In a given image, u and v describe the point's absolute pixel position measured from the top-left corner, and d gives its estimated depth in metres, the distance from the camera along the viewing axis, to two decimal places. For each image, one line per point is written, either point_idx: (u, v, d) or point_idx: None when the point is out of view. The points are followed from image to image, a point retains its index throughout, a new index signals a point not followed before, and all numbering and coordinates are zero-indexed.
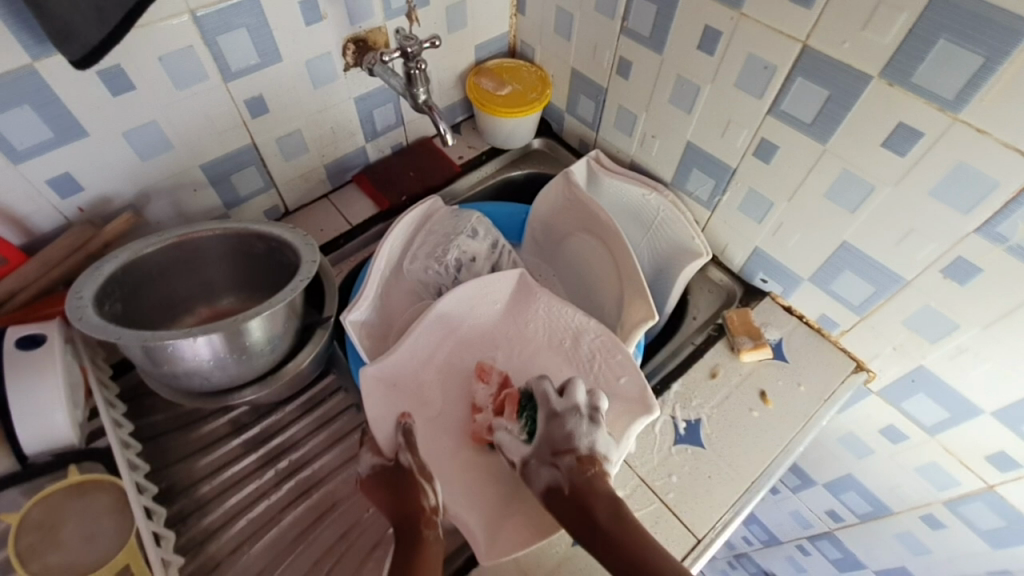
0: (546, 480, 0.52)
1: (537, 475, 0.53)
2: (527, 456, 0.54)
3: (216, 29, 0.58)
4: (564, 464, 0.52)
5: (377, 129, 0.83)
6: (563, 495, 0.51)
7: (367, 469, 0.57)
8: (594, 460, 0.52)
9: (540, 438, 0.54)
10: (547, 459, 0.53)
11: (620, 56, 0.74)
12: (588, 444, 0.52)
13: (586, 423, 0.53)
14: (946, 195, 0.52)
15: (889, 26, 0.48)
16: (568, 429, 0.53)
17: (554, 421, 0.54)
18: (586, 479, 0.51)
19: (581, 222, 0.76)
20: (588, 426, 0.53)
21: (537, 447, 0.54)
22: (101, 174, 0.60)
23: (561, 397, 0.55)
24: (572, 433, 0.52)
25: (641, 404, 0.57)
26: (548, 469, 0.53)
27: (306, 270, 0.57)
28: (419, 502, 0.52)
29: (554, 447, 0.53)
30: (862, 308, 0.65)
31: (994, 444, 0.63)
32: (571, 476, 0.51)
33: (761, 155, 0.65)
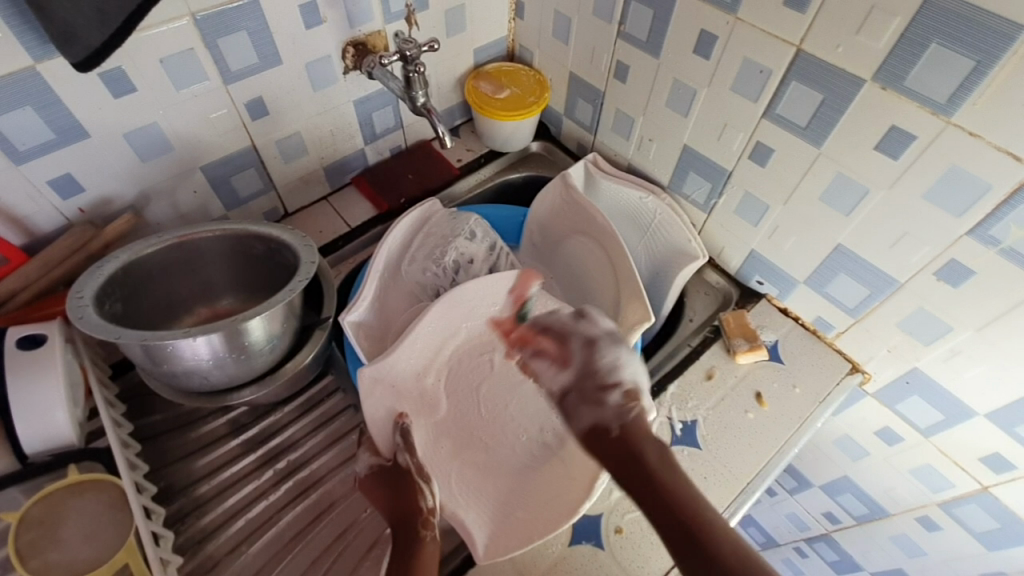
0: (592, 420, 0.53)
1: (579, 412, 0.54)
2: (566, 388, 0.56)
3: (217, 33, 0.59)
4: (610, 397, 0.54)
5: (377, 131, 0.84)
6: (611, 435, 0.51)
7: (365, 469, 0.59)
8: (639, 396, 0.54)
9: (580, 371, 0.55)
10: (594, 393, 0.54)
11: (618, 60, 0.75)
12: (628, 374, 0.55)
13: (614, 353, 0.56)
14: (939, 197, 0.52)
15: (881, 31, 0.49)
16: (611, 359, 0.56)
17: (591, 347, 0.56)
18: (633, 417, 0.52)
19: (579, 224, 0.76)
20: (619, 354, 0.56)
21: (578, 380, 0.56)
22: (102, 175, 0.61)
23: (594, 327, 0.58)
24: (617, 367, 0.55)
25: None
26: (590, 408, 0.53)
27: (306, 270, 0.57)
28: (418, 503, 0.53)
29: (601, 380, 0.55)
30: (857, 311, 0.65)
31: (988, 445, 0.64)
32: (618, 415, 0.52)
33: (757, 158, 0.65)
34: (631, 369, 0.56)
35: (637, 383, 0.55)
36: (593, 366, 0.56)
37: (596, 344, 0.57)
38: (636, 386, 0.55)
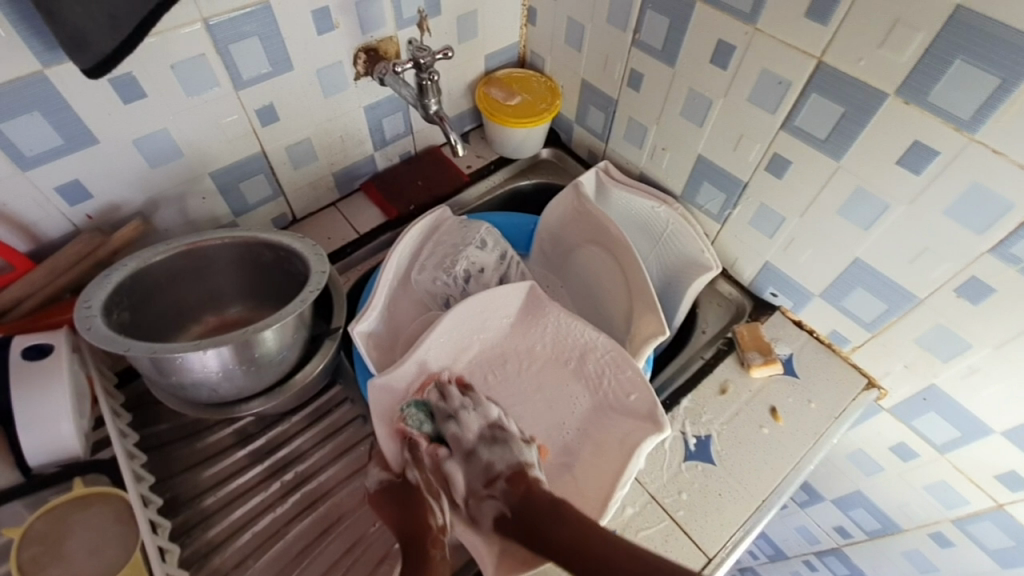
0: (493, 512, 0.51)
1: (482, 512, 0.52)
2: (465, 496, 0.53)
3: (228, 39, 0.58)
4: (499, 490, 0.52)
5: (386, 138, 0.83)
6: (512, 522, 0.49)
7: (375, 484, 0.58)
8: (523, 473, 0.52)
9: (466, 475, 0.54)
10: (484, 492, 0.52)
11: (632, 69, 0.74)
12: (508, 463, 0.53)
13: (494, 447, 0.55)
14: (960, 214, 0.52)
15: (906, 45, 0.48)
16: (483, 460, 0.54)
17: (471, 458, 0.55)
18: (521, 496, 0.50)
19: (590, 234, 0.75)
20: (498, 449, 0.55)
21: (469, 482, 0.54)
22: (110, 181, 0.60)
23: (467, 433, 0.56)
24: (490, 463, 0.54)
25: (652, 423, 0.56)
26: (489, 501, 0.52)
27: (316, 281, 0.56)
28: (428, 520, 0.52)
29: (485, 476, 0.53)
30: (874, 326, 0.65)
31: (1004, 464, 0.63)
32: (510, 500, 0.51)
33: (774, 170, 0.64)
34: (504, 454, 0.54)
35: (519, 462, 0.53)
36: (478, 474, 0.53)
37: (478, 452, 0.55)
38: (516, 463, 0.53)
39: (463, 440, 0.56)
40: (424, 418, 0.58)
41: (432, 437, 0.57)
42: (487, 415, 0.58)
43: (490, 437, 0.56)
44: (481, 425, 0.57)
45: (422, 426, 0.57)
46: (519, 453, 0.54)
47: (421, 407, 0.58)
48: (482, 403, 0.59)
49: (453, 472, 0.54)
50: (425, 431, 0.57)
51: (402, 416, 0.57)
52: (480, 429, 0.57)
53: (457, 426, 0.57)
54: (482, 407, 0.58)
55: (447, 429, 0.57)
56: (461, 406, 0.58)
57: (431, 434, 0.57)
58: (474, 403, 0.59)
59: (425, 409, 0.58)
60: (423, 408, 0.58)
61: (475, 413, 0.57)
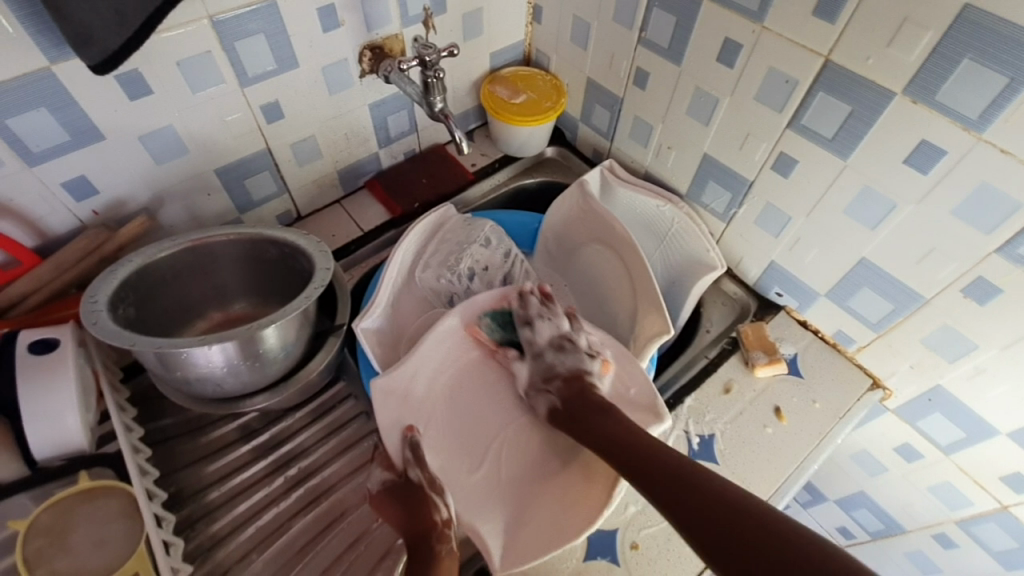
0: (546, 405, 0.58)
1: (537, 402, 0.59)
2: (525, 387, 0.61)
3: (234, 36, 0.58)
4: (555, 387, 0.58)
5: (391, 135, 0.83)
6: (560, 412, 0.56)
7: (377, 485, 0.58)
8: (579, 377, 0.58)
9: (529, 371, 0.61)
10: (541, 386, 0.59)
11: (637, 67, 0.74)
12: (570, 367, 0.59)
13: (560, 353, 0.60)
14: (968, 214, 0.51)
15: (914, 44, 0.48)
16: (547, 361, 0.60)
17: (538, 359, 0.60)
18: (574, 394, 0.56)
19: (594, 232, 0.75)
20: (564, 355, 0.60)
21: (531, 376, 0.60)
22: (117, 177, 0.60)
23: (537, 338, 0.61)
24: (552, 364, 0.60)
25: (652, 414, 0.56)
26: (543, 395, 0.59)
27: (321, 277, 0.57)
28: (432, 516, 0.53)
29: (545, 374, 0.59)
30: (880, 326, 0.64)
31: (1010, 466, 0.63)
32: (562, 394, 0.57)
33: (780, 169, 0.64)
34: (567, 360, 0.59)
35: (579, 368, 0.59)
36: (540, 370, 0.60)
37: (545, 356, 0.60)
38: (576, 368, 0.59)
39: (534, 344, 0.61)
40: (495, 326, 0.64)
41: (502, 342, 0.64)
42: (559, 327, 0.61)
43: (559, 345, 0.60)
44: (552, 334, 0.61)
45: (495, 332, 0.64)
46: (582, 361, 0.59)
47: (497, 317, 0.64)
48: (558, 314, 0.62)
49: (517, 370, 0.62)
50: (497, 337, 0.64)
51: (477, 322, 0.64)
52: (550, 337, 0.61)
53: (531, 332, 0.61)
54: (557, 318, 0.62)
55: (522, 334, 0.62)
56: (539, 315, 0.62)
57: (503, 338, 0.64)
58: (549, 314, 0.62)
59: (501, 318, 0.64)
60: (499, 318, 0.64)
61: (549, 323, 0.61)
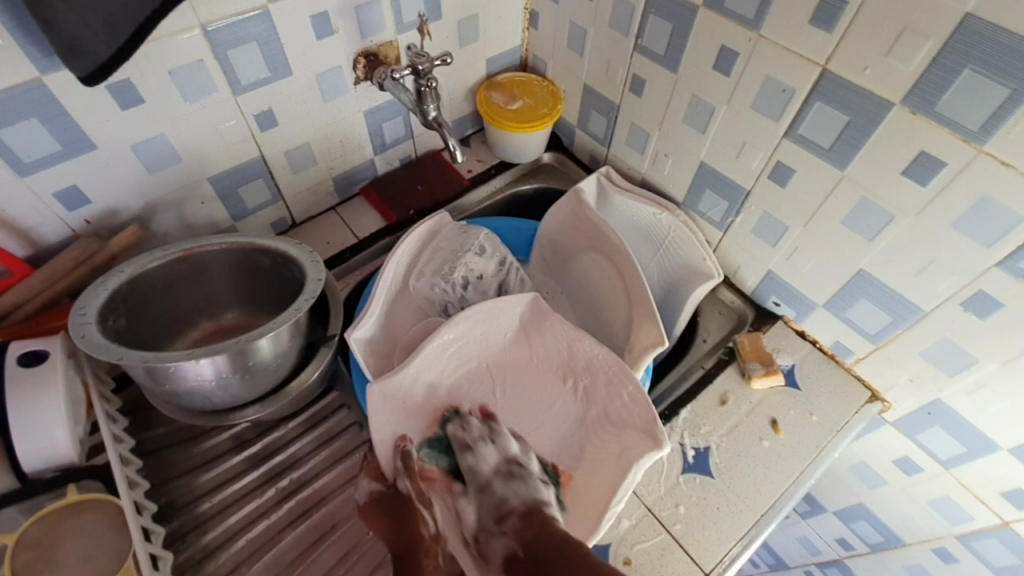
0: (502, 549, 0.49)
1: (491, 548, 0.49)
2: (476, 533, 0.52)
3: (227, 44, 0.58)
4: (511, 527, 0.50)
5: (386, 142, 0.83)
6: (518, 559, 0.46)
7: (365, 496, 0.58)
8: (537, 510, 0.51)
9: (478, 511, 0.53)
10: (495, 529, 0.51)
11: (634, 74, 0.73)
12: (523, 501, 0.53)
13: (509, 483, 0.54)
14: (970, 226, 0.50)
15: (913, 54, 0.47)
16: (498, 494, 0.54)
17: (485, 492, 0.54)
18: (533, 533, 0.48)
19: (590, 241, 0.74)
20: (514, 485, 0.54)
21: (481, 520, 0.52)
22: (109, 186, 0.60)
23: (483, 467, 0.56)
24: (503, 499, 0.53)
25: (649, 439, 0.56)
26: (498, 538, 0.50)
27: (312, 289, 0.56)
28: (419, 530, 0.52)
29: (497, 513, 0.52)
30: (879, 338, 0.63)
31: (1012, 482, 0.62)
32: (520, 534, 0.49)
33: (777, 178, 0.63)
34: (519, 489, 0.54)
35: (533, 499, 0.53)
36: (490, 508, 0.53)
37: (491, 487, 0.54)
38: (531, 499, 0.53)
39: (479, 472, 0.56)
40: (435, 454, 0.59)
41: (448, 472, 0.58)
42: (505, 450, 0.58)
43: (508, 471, 0.56)
44: (498, 460, 0.57)
45: (439, 461, 0.59)
46: (535, 490, 0.54)
47: (433, 443, 0.60)
48: (500, 436, 0.60)
49: (463, 508, 0.54)
50: (441, 466, 0.58)
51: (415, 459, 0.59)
52: (497, 462, 0.57)
53: (474, 458, 0.57)
54: (500, 440, 0.59)
55: (464, 461, 0.57)
56: (480, 437, 0.59)
57: (449, 468, 0.58)
58: (492, 436, 0.60)
59: (439, 445, 0.60)
60: (437, 442, 0.60)
61: (493, 446, 0.58)
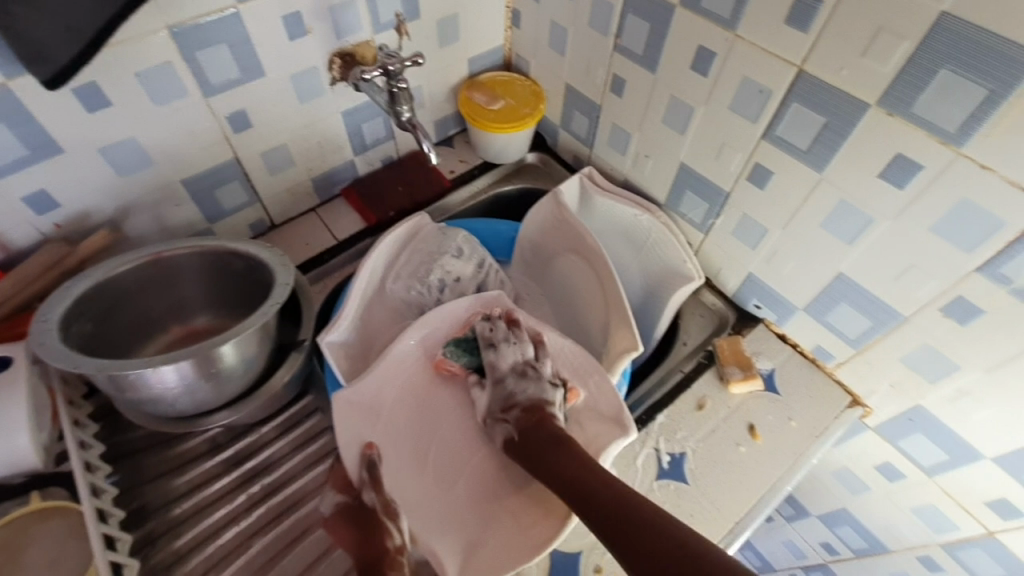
0: (501, 433, 0.55)
1: (494, 432, 0.56)
2: (484, 416, 0.58)
3: (196, 45, 0.57)
4: (513, 416, 0.55)
5: (366, 142, 0.82)
6: (513, 443, 0.53)
7: (330, 508, 0.57)
8: (539, 407, 0.54)
9: (489, 400, 0.58)
10: (498, 416, 0.56)
11: (614, 73, 0.72)
12: (529, 397, 0.56)
13: (520, 380, 0.57)
14: (949, 230, 0.49)
15: (888, 54, 0.46)
16: (508, 388, 0.57)
17: (498, 386, 0.58)
18: (530, 424, 0.53)
19: (568, 243, 0.74)
20: (524, 382, 0.57)
21: (489, 405, 0.58)
22: (79, 189, 0.60)
23: (501, 364, 0.59)
24: (512, 393, 0.57)
25: (618, 427, 0.55)
26: (499, 425, 0.56)
27: (279, 293, 0.55)
28: (385, 542, 0.53)
29: (503, 403, 0.56)
30: (859, 343, 0.62)
31: (996, 491, 0.61)
32: (518, 424, 0.54)
33: (756, 180, 0.62)
34: (528, 387, 0.56)
35: (539, 398, 0.55)
36: (499, 398, 0.57)
37: (505, 382, 0.58)
38: (536, 398, 0.55)
39: (497, 368, 0.59)
40: (461, 352, 0.63)
41: (469, 368, 0.63)
42: (525, 352, 0.60)
43: (522, 371, 0.58)
44: (516, 360, 0.59)
45: (461, 358, 0.63)
46: (543, 391, 0.56)
47: (461, 344, 0.64)
48: (522, 338, 0.61)
49: (477, 397, 0.60)
50: (465, 363, 0.63)
51: (442, 354, 0.64)
52: (516, 362, 0.59)
53: (494, 355, 0.60)
54: (522, 343, 0.60)
55: (485, 357, 0.60)
56: (504, 338, 0.61)
57: (470, 364, 0.63)
58: (515, 339, 0.61)
59: (466, 345, 0.64)
60: (464, 344, 0.64)
61: (513, 347, 0.59)
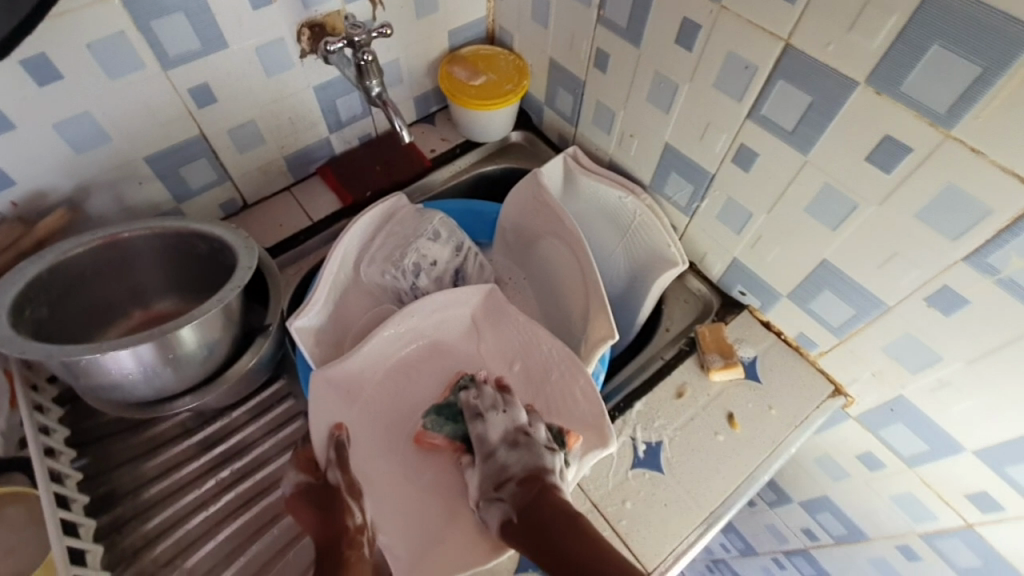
0: (497, 517, 0.48)
1: (488, 515, 0.49)
2: (477, 499, 0.51)
3: (150, 14, 0.54)
4: (508, 492, 0.49)
5: (342, 119, 0.79)
6: (514, 524, 0.46)
7: (292, 488, 0.55)
8: (537, 475, 0.48)
9: (480, 479, 0.52)
10: (493, 495, 0.50)
11: (598, 48, 0.69)
12: (524, 466, 0.49)
13: (512, 451, 0.51)
14: (936, 217, 0.47)
15: (877, 29, 0.43)
16: (500, 461, 0.51)
17: (489, 459, 0.52)
18: (530, 499, 0.47)
19: (549, 225, 0.71)
20: (516, 453, 0.51)
21: (481, 485, 0.51)
22: (34, 167, 0.57)
23: (491, 436, 0.53)
24: (504, 465, 0.50)
25: (596, 436, 0.54)
26: (495, 505, 0.49)
27: (240, 277, 0.54)
28: (345, 521, 0.51)
29: (496, 479, 0.50)
30: (842, 331, 0.61)
31: (974, 483, 0.60)
32: (516, 502, 0.47)
33: (741, 163, 0.60)
34: (522, 457, 0.50)
35: (536, 466, 0.49)
36: (491, 475, 0.51)
37: (496, 454, 0.52)
38: (533, 466, 0.49)
39: (486, 440, 0.53)
40: (444, 420, 0.58)
41: (455, 440, 0.57)
42: (515, 419, 0.54)
43: (513, 441, 0.52)
44: (506, 429, 0.54)
45: (443, 429, 0.57)
46: (539, 456, 0.50)
47: (443, 411, 0.59)
48: (512, 405, 0.56)
49: (468, 478, 0.54)
50: (449, 432, 0.57)
51: (424, 425, 0.58)
52: (505, 431, 0.53)
53: (482, 426, 0.54)
54: (511, 410, 0.55)
55: (472, 429, 0.55)
56: (491, 406, 0.56)
57: (454, 435, 0.57)
58: (504, 406, 0.56)
59: (448, 413, 0.58)
60: (447, 411, 0.59)
61: (501, 415, 0.55)
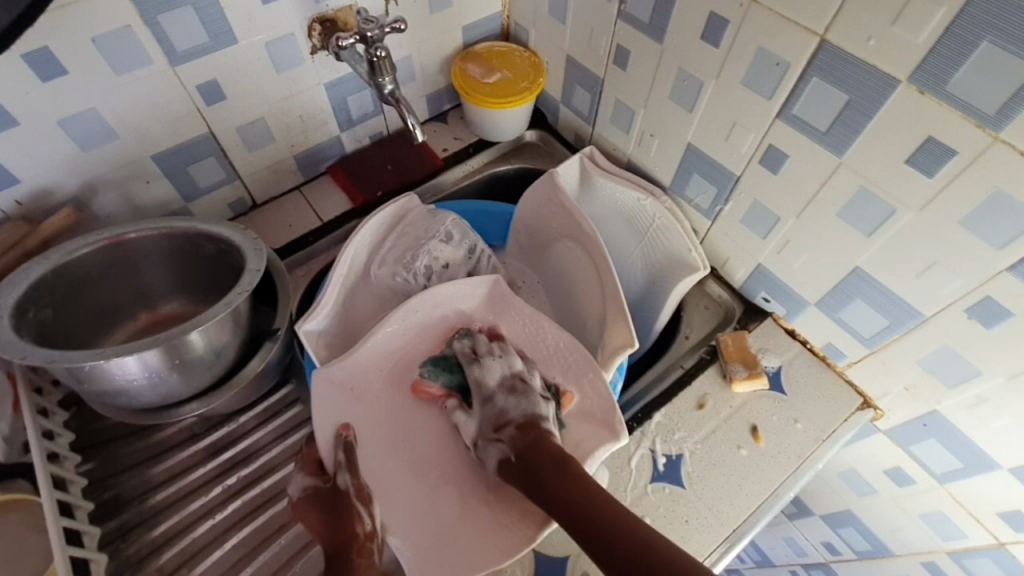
0: (495, 457, 0.50)
1: (487, 454, 0.51)
2: (475, 438, 0.53)
3: (157, 8, 0.52)
4: (507, 436, 0.50)
5: (353, 117, 0.77)
6: (511, 465, 0.48)
7: (299, 491, 0.54)
8: (535, 423, 0.49)
9: (479, 420, 0.53)
10: (492, 436, 0.51)
11: (618, 44, 0.66)
12: (523, 412, 0.51)
13: (511, 397, 0.52)
14: (979, 225, 0.44)
15: (923, 23, 0.40)
16: (498, 406, 0.52)
17: (488, 404, 0.53)
18: (525, 444, 0.48)
19: (566, 227, 0.69)
20: (515, 399, 0.52)
21: (481, 426, 0.53)
22: (37, 164, 0.56)
23: (489, 380, 0.54)
24: (502, 410, 0.52)
25: (607, 430, 0.52)
26: (493, 446, 0.51)
27: (248, 280, 0.52)
28: (353, 527, 0.50)
29: (496, 422, 0.52)
30: (873, 342, 0.58)
31: (1010, 503, 0.57)
32: (513, 445, 0.49)
33: (769, 164, 0.57)
34: (520, 404, 0.52)
35: (533, 413, 0.51)
36: (490, 418, 0.52)
37: (494, 399, 0.53)
38: (530, 413, 0.51)
39: (484, 386, 0.54)
40: (439, 371, 0.58)
41: (450, 389, 0.58)
42: (512, 365, 0.55)
43: (511, 386, 0.53)
44: (504, 374, 0.55)
45: (439, 378, 0.58)
46: (536, 405, 0.51)
47: (439, 362, 0.59)
48: (508, 353, 0.57)
49: (463, 420, 0.55)
50: (444, 382, 0.58)
51: (420, 375, 0.59)
52: (502, 376, 0.55)
53: (480, 371, 0.55)
54: (508, 356, 0.56)
55: (470, 373, 0.56)
56: (488, 351, 0.57)
57: (450, 384, 0.58)
58: (501, 352, 0.57)
59: (444, 363, 0.59)
60: (441, 361, 0.59)
61: (499, 361, 0.56)
